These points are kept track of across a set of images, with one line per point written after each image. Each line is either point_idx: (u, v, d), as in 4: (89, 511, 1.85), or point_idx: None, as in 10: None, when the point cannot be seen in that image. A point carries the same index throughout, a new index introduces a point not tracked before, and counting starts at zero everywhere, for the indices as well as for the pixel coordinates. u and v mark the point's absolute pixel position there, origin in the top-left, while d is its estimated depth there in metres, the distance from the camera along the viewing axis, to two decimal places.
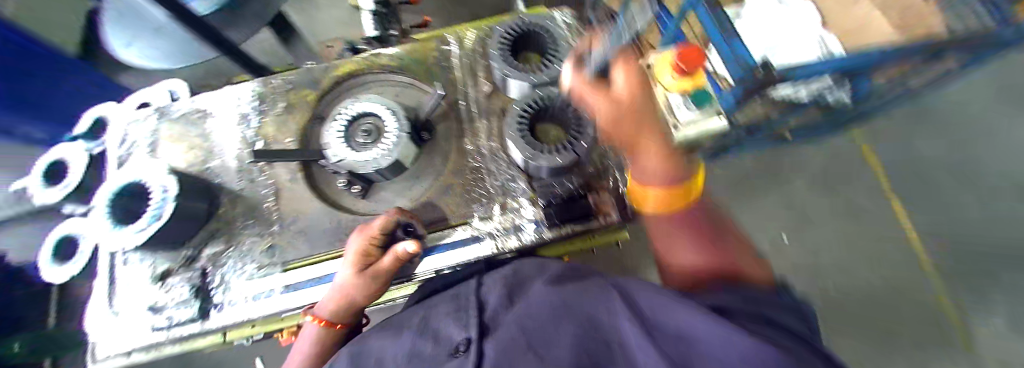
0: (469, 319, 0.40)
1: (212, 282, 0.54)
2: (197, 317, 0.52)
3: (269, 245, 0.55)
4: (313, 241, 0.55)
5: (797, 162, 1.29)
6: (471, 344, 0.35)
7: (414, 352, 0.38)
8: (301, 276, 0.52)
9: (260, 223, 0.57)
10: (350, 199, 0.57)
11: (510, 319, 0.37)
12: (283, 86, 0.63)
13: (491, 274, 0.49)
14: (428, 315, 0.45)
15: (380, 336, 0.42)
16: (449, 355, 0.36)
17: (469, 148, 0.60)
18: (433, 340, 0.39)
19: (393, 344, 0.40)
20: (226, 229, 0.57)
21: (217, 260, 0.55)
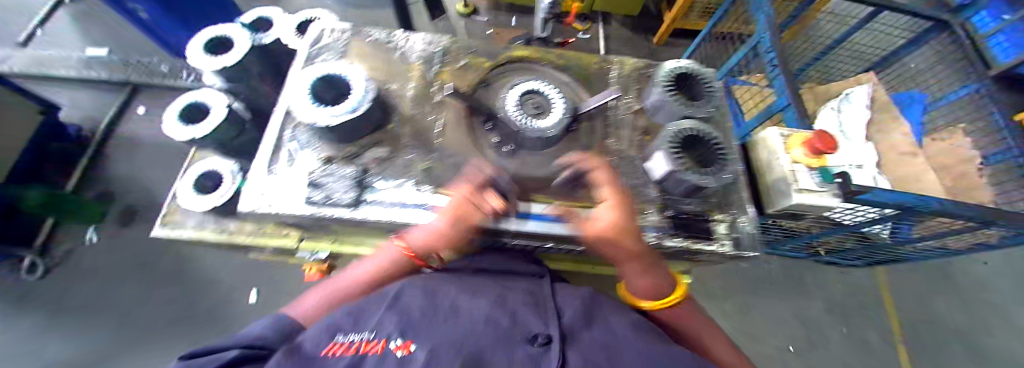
0: (549, 321, 0.46)
1: (370, 181, 0.53)
2: (350, 203, 0.50)
3: (426, 167, 0.55)
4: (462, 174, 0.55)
5: (820, 281, 1.34)
6: (552, 341, 0.41)
7: (494, 319, 0.43)
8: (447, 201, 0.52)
9: (423, 142, 0.58)
10: (491, 154, 0.56)
11: (592, 341, 0.42)
12: (465, 50, 0.71)
13: (569, 295, 0.56)
14: (503, 296, 0.51)
15: (467, 298, 0.50)
16: (526, 339, 0.41)
17: (612, 145, 0.61)
18: (511, 319, 0.45)
19: (479, 307, 0.47)
20: (390, 140, 0.57)
21: (381, 165, 0.55)
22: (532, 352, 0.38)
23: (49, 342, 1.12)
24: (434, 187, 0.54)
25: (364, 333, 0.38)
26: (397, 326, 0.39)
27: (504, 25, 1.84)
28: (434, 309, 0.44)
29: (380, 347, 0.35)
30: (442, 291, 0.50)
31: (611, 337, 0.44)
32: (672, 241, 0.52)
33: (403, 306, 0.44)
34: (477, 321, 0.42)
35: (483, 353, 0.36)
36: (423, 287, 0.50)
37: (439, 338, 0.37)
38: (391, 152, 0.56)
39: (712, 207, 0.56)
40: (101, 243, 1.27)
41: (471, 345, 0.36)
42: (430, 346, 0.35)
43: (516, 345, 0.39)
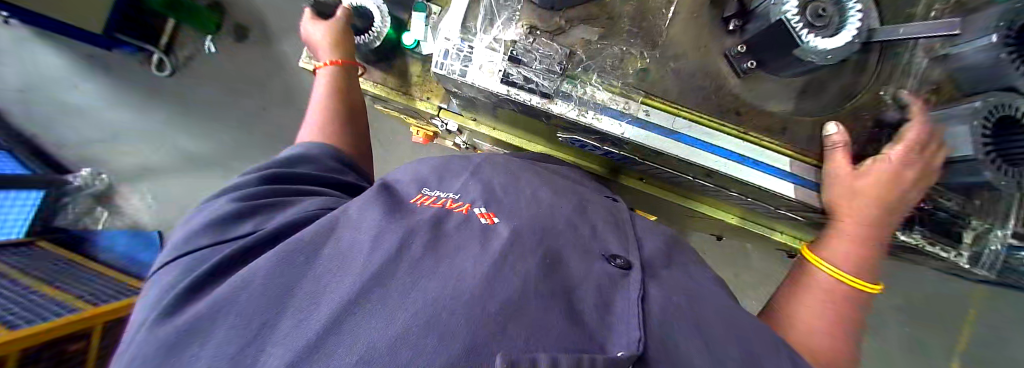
0: (627, 245, 0.46)
1: (573, 72, 0.46)
2: (549, 94, 0.44)
3: (641, 67, 0.49)
4: (680, 90, 0.49)
5: (913, 289, 1.23)
6: (631, 268, 0.40)
7: (574, 224, 0.45)
8: (655, 115, 0.45)
9: (645, 38, 0.49)
10: (724, 67, 0.49)
11: (671, 282, 0.40)
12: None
13: (650, 239, 0.53)
14: (584, 209, 0.52)
15: (553, 199, 0.51)
16: (604, 256, 0.41)
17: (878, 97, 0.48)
18: (588, 231, 0.45)
19: (559, 209, 0.48)
20: (605, 21, 0.49)
21: (588, 48, 0.48)
22: (607, 270, 0.38)
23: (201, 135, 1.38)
24: (642, 96, 0.46)
25: (453, 194, 0.48)
26: (482, 198, 0.46)
27: None
28: (513, 195, 0.48)
29: (465, 209, 0.42)
30: (524, 183, 0.53)
31: (689, 285, 0.42)
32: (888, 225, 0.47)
33: (489, 182, 0.52)
34: (557, 221, 0.45)
35: (560, 250, 0.38)
36: (506, 181, 0.53)
37: (519, 222, 0.40)
38: (605, 36, 0.49)
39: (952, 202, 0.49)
40: (219, 55, 1.34)
41: (551, 239, 0.39)
42: (511, 225, 0.39)
43: (593, 260, 0.39)
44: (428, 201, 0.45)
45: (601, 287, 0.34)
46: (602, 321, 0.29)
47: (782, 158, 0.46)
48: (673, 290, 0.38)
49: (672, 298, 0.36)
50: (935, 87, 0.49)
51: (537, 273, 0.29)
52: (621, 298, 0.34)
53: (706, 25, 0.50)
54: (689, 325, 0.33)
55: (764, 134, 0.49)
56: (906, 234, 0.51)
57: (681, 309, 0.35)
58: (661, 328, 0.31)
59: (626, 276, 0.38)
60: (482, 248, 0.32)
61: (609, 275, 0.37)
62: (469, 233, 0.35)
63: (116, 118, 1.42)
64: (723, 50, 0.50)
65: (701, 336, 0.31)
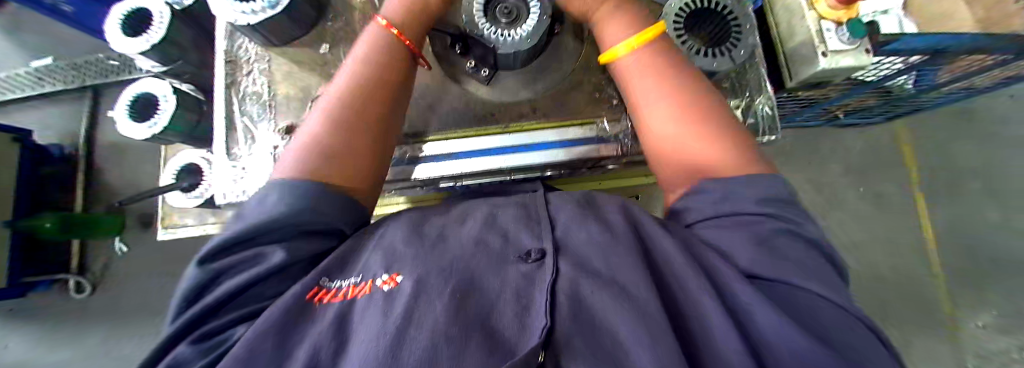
0: (541, 227, 0.37)
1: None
2: None
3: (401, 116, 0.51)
4: (444, 119, 0.50)
5: (839, 146, 1.30)
6: (546, 253, 0.33)
7: (483, 237, 0.36)
8: (431, 149, 0.49)
9: None
10: (471, 84, 0.51)
11: (586, 243, 0.34)
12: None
13: (557, 196, 0.44)
14: (494, 213, 0.41)
15: (441, 220, 0.40)
16: (518, 256, 0.34)
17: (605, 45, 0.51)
18: (502, 237, 0.36)
19: (458, 226, 0.39)
20: None
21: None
22: (523, 269, 0.32)
23: (137, 336, 1.30)
24: (412, 138, 0.49)
25: (353, 276, 0.33)
26: (385, 262, 0.33)
27: None
28: (420, 238, 0.36)
29: (366, 288, 0.31)
30: (431, 219, 0.40)
31: (610, 229, 0.35)
32: None
33: (386, 240, 0.36)
34: (466, 245, 0.35)
35: (472, 274, 0.31)
36: (416, 216, 0.43)
37: (425, 265, 0.32)
38: None
39: (726, 92, 0.48)
40: (134, 250, 1.32)
41: (456, 266, 0.32)
42: (416, 274, 0.31)
43: (505, 265, 0.32)
44: (330, 294, 0.31)
45: (519, 293, 0.29)
46: (521, 332, 0.26)
47: (545, 133, 0.49)
48: (590, 252, 0.33)
49: (610, 262, 0.31)
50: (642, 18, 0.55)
51: (446, 321, 0.25)
52: (540, 294, 0.29)
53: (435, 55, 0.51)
54: (645, 287, 0.28)
55: (533, 116, 0.50)
56: None
57: (623, 269, 0.30)
58: (588, 311, 0.28)
59: (543, 266, 0.32)
60: (387, 318, 0.27)
61: (527, 275, 0.31)
62: (376, 305, 0.29)
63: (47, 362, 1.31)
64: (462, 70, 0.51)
65: (619, 294, 0.28)
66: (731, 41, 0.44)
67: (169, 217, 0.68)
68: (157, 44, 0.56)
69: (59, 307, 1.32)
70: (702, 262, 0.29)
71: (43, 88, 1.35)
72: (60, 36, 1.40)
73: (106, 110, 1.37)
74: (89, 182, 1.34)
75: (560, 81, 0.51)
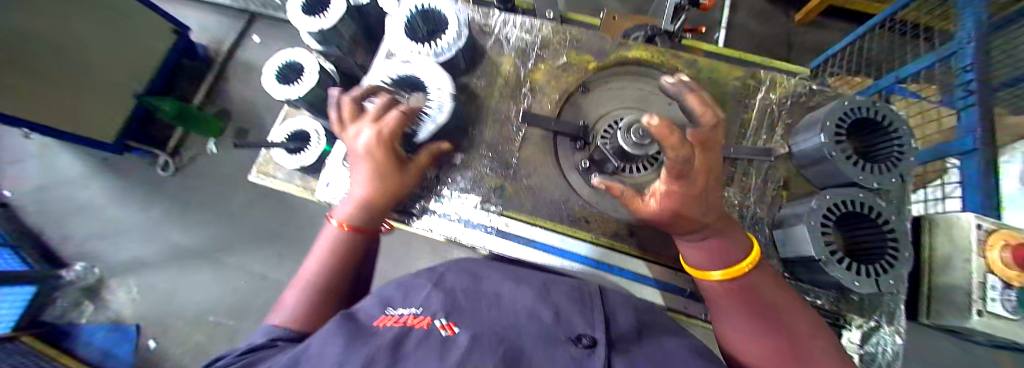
0: (596, 320, 0.36)
1: (440, 190, 0.51)
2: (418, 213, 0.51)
3: (497, 185, 0.50)
4: (539, 203, 0.49)
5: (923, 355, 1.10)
6: (598, 345, 0.31)
7: (535, 312, 0.36)
8: (515, 229, 0.49)
9: (501, 160, 0.51)
10: (576, 180, 0.50)
11: (642, 352, 0.31)
12: (568, 42, 0.55)
13: (616, 294, 0.44)
14: (547, 293, 0.41)
15: (494, 283, 0.42)
16: (568, 339, 0.32)
17: (732, 200, 0.48)
18: (555, 316, 0.36)
19: (510, 292, 0.39)
20: (468, 147, 0.51)
21: (450, 174, 0.50)
22: (576, 352, 0.29)
23: (189, 225, 1.46)
24: (501, 209, 0.49)
25: (413, 308, 0.35)
26: (444, 308, 0.34)
27: None
28: (477, 298, 0.38)
29: (424, 323, 0.31)
30: (486, 281, 0.42)
31: (666, 354, 0.32)
32: None
33: (450, 289, 0.39)
34: (519, 317, 0.34)
35: (521, 343, 0.29)
36: (471, 274, 0.44)
37: (481, 324, 0.31)
38: (467, 161, 0.51)
39: (848, 306, 0.43)
40: (217, 153, 1.49)
41: (513, 334, 0.30)
42: (471, 329, 0.30)
43: (555, 343, 0.30)
44: (392, 318, 0.32)
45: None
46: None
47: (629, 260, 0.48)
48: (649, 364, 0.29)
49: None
50: (781, 184, 0.49)
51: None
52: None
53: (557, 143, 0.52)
54: None
55: (625, 240, 0.48)
56: None
57: None
58: None
59: (596, 354, 0.29)
60: (440, 355, 0.25)
61: (579, 358, 0.28)
62: (429, 345, 0.27)
63: (115, 213, 1.51)
64: (574, 164, 0.51)
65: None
66: (885, 264, 0.38)
67: (265, 166, 0.78)
68: (324, 29, 0.61)
69: (144, 175, 1.52)
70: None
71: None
72: None
73: (251, 34, 1.59)
74: (211, 84, 1.54)
75: None
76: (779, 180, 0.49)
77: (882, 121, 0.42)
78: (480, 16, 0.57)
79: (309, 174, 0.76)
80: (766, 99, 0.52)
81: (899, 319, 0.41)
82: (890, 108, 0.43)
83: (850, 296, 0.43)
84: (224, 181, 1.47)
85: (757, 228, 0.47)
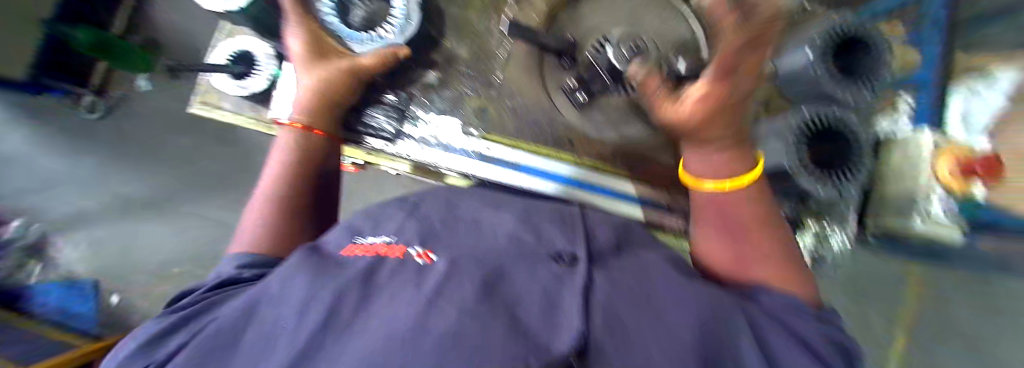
0: (576, 236, 0.36)
1: (413, 112, 0.51)
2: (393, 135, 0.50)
3: (478, 107, 0.49)
4: (523, 125, 0.49)
5: None
6: (579, 260, 0.32)
7: (517, 234, 0.35)
8: (495, 152, 0.48)
9: (484, 80, 0.49)
10: (563, 102, 0.47)
11: (623, 267, 0.33)
12: None
13: (595, 213, 0.43)
14: (528, 213, 0.40)
15: (474, 202, 0.40)
16: (549, 256, 0.32)
17: None
18: (535, 235, 0.35)
19: (492, 213, 0.38)
20: (444, 64, 0.51)
21: (426, 93, 0.50)
22: (557, 272, 0.30)
23: (136, 175, 1.32)
24: (482, 133, 0.48)
25: (384, 236, 0.33)
26: (419, 235, 0.33)
27: None
28: (453, 220, 0.36)
29: (399, 253, 0.30)
30: (463, 203, 0.40)
31: (645, 266, 0.34)
32: None
33: (427, 215, 0.37)
34: (499, 238, 0.34)
35: (502, 264, 0.30)
36: (449, 194, 0.42)
37: (461, 248, 0.31)
38: (443, 80, 0.50)
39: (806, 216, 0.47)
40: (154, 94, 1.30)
41: (493, 257, 0.30)
42: (450, 255, 0.29)
43: (536, 263, 0.31)
44: (362, 247, 0.31)
45: (547, 292, 0.27)
46: (551, 328, 0.23)
47: (612, 182, 0.48)
48: (623, 279, 0.31)
49: (632, 281, 0.31)
50: (765, 104, 0.49)
51: (477, 301, 0.24)
52: (569, 295, 0.27)
53: (542, 62, 0.48)
54: (668, 307, 0.27)
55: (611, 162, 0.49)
56: None
57: (643, 290, 0.30)
58: (618, 321, 0.25)
59: (577, 270, 0.30)
60: (417, 286, 0.25)
61: (560, 278, 0.29)
62: (404, 276, 0.27)
63: (41, 164, 1.33)
64: (560, 85, 0.47)
65: (651, 319, 0.26)
66: (844, 173, 0.40)
67: (209, 96, 0.68)
68: None
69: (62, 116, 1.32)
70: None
71: None
72: None
73: None
74: None
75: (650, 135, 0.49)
76: (762, 101, 0.49)
77: (862, 40, 0.44)
78: None
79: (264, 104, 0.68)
80: None
81: (847, 224, 0.47)
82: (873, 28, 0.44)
83: (814, 204, 0.45)
84: (165, 124, 1.30)
85: None
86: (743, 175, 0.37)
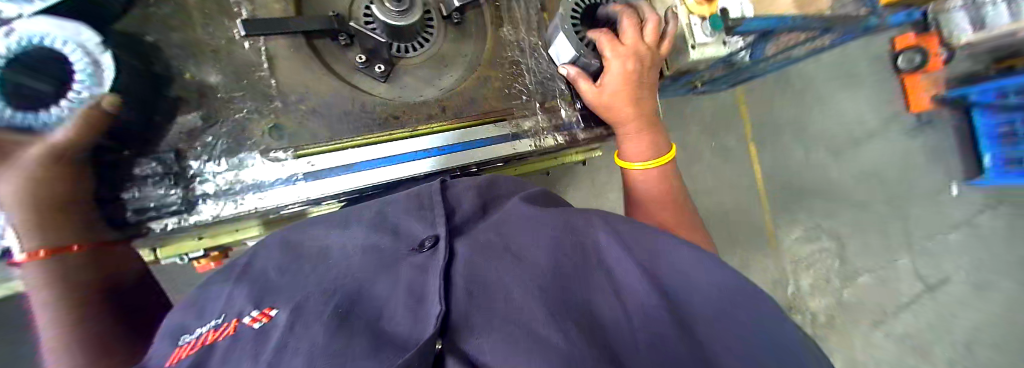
0: (436, 213, 0.34)
1: (194, 167, 0.37)
2: (181, 207, 0.37)
3: (270, 125, 0.39)
4: (331, 121, 0.41)
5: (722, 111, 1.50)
6: (442, 239, 0.31)
7: (372, 243, 0.32)
8: (320, 163, 0.39)
9: (254, 95, 0.39)
10: (364, 80, 0.44)
11: (487, 227, 0.34)
12: None
13: (462, 182, 0.42)
14: (382, 208, 0.36)
15: (319, 226, 0.35)
16: (411, 250, 0.31)
17: (508, 37, 0.50)
18: (392, 234, 0.33)
19: (339, 234, 0.33)
20: (199, 98, 0.38)
21: (192, 140, 0.37)
22: (419, 262, 0.29)
23: None
24: (293, 151, 0.38)
25: (214, 320, 0.26)
26: (252, 296, 0.27)
27: None
28: (296, 261, 0.31)
29: (229, 329, 0.24)
30: (309, 234, 0.34)
31: (507, 217, 0.35)
32: (581, 134, 0.51)
33: (262, 270, 0.30)
34: (351, 258, 0.30)
35: (360, 284, 0.27)
36: (283, 236, 0.35)
37: (306, 288, 0.26)
38: (202, 115, 0.38)
39: None
40: None
41: (350, 282, 0.27)
42: (294, 302, 0.25)
43: (397, 263, 0.29)
44: (187, 348, 0.24)
45: (412, 287, 0.27)
46: (414, 325, 0.23)
47: (458, 133, 0.45)
48: (491, 236, 0.32)
49: (502, 235, 0.32)
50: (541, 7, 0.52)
51: (323, 338, 0.21)
52: (434, 280, 0.26)
53: (313, 49, 0.42)
54: (525, 249, 0.29)
55: (444, 116, 0.45)
56: (587, 132, 0.51)
57: (515, 237, 0.32)
58: (481, 279, 0.27)
59: (438, 251, 0.29)
60: (254, 357, 0.21)
61: (423, 267, 0.29)
62: (238, 354, 0.21)
63: None
64: (349, 66, 0.43)
65: (519, 264, 0.28)
66: None
67: None
68: None
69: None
70: (586, 232, 0.31)
71: None
72: None
73: None
74: None
75: (462, 74, 0.48)
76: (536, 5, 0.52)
77: None
78: None
79: None
80: None
81: None
82: None
83: None
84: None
85: (540, 53, 0.51)
86: (658, 151, 0.46)
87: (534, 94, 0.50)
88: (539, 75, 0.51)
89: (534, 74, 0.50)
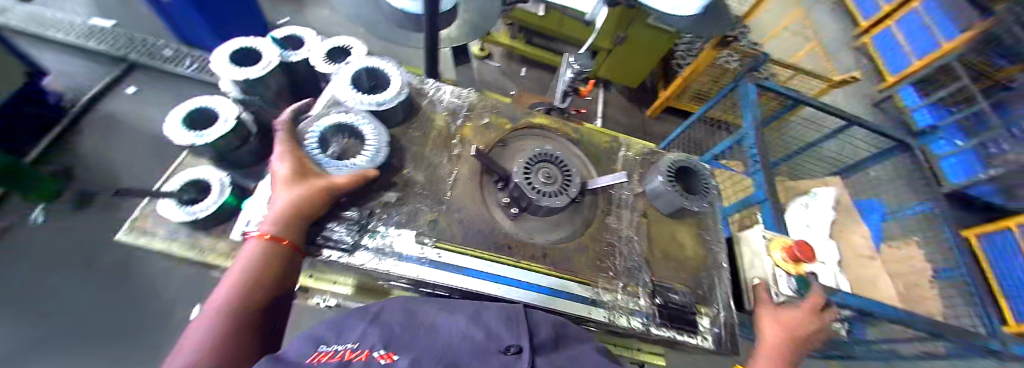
0: (521, 329, 0.39)
1: (375, 226, 0.51)
2: (347, 248, 0.48)
3: (431, 219, 0.54)
4: (469, 235, 0.54)
5: None
6: (524, 351, 0.34)
7: (469, 334, 0.36)
8: (447, 259, 0.50)
9: (434, 197, 0.56)
10: (499, 214, 0.59)
11: (562, 356, 0.36)
12: (489, 107, 0.70)
13: (539, 313, 0.46)
14: (478, 309, 0.43)
15: (431, 309, 0.42)
16: (499, 350, 0.34)
17: (611, 225, 0.63)
18: (486, 331, 0.37)
19: (445, 319, 0.39)
20: (402, 186, 0.56)
21: (385, 209, 0.53)
22: (505, 361, 0.32)
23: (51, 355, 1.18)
24: (434, 241, 0.52)
25: (348, 344, 0.32)
26: (381, 341, 0.32)
27: (513, 73, 2.10)
28: (411, 326, 0.37)
29: (362, 356, 0.29)
30: (420, 310, 0.41)
31: (581, 359, 0.37)
32: (654, 329, 0.54)
33: (391, 326, 0.36)
34: (454, 338, 0.35)
35: (457, 361, 0.30)
36: (400, 304, 0.43)
37: (421, 350, 0.31)
38: (400, 198, 0.55)
39: (698, 300, 0.59)
40: (86, 224, 1.41)
41: (450, 358, 0.30)
42: (410, 357, 0.29)
43: (487, 355, 0.32)
44: (323, 358, 0.28)
45: None
46: None
47: (548, 278, 0.53)
48: (564, 364, 0.34)
49: None
50: (643, 213, 0.67)
51: None
52: None
53: (481, 184, 0.61)
54: None
55: (542, 261, 0.55)
56: (656, 329, 0.54)
57: None
58: None
59: (524, 359, 0.32)
60: None
61: (508, 366, 0.31)
62: None
63: None
64: (496, 201, 0.60)
65: None
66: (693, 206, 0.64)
67: (143, 221, 0.68)
68: (250, 79, 0.67)
69: (14, 271, 1.30)
70: None
71: (87, 44, 1.76)
72: (139, 23, 1.91)
73: (164, 98, 1.75)
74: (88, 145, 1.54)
75: (569, 236, 0.60)
76: (639, 210, 0.67)
77: (693, 173, 0.68)
78: (415, 82, 0.68)
79: (201, 229, 0.69)
80: (625, 154, 0.75)
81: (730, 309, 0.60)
82: (694, 161, 0.69)
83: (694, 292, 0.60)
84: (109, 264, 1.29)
85: (633, 243, 0.62)
86: None
87: (620, 275, 0.57)
88: (628, 260, 0.59)
89: (624, 258, 0.59)
